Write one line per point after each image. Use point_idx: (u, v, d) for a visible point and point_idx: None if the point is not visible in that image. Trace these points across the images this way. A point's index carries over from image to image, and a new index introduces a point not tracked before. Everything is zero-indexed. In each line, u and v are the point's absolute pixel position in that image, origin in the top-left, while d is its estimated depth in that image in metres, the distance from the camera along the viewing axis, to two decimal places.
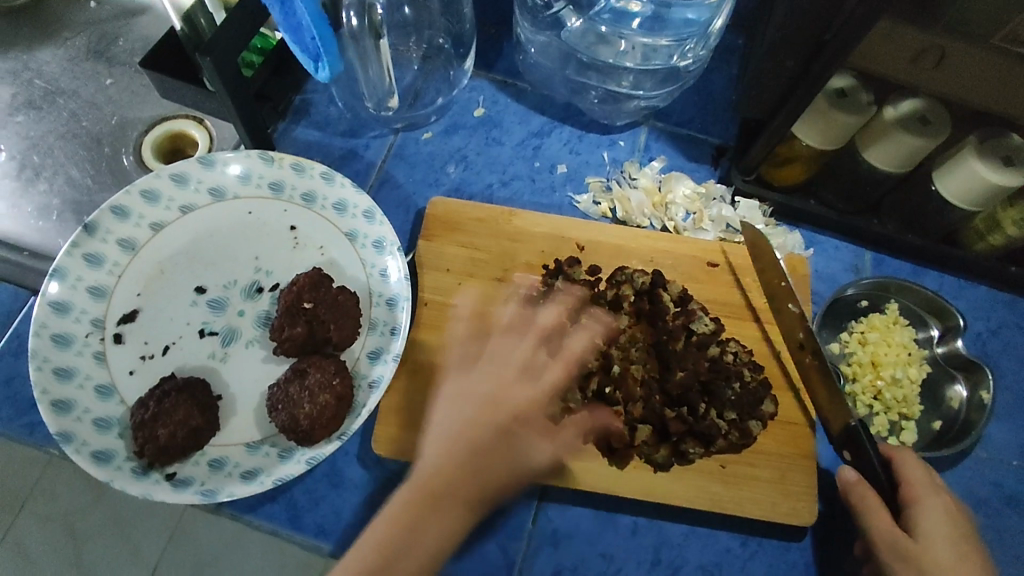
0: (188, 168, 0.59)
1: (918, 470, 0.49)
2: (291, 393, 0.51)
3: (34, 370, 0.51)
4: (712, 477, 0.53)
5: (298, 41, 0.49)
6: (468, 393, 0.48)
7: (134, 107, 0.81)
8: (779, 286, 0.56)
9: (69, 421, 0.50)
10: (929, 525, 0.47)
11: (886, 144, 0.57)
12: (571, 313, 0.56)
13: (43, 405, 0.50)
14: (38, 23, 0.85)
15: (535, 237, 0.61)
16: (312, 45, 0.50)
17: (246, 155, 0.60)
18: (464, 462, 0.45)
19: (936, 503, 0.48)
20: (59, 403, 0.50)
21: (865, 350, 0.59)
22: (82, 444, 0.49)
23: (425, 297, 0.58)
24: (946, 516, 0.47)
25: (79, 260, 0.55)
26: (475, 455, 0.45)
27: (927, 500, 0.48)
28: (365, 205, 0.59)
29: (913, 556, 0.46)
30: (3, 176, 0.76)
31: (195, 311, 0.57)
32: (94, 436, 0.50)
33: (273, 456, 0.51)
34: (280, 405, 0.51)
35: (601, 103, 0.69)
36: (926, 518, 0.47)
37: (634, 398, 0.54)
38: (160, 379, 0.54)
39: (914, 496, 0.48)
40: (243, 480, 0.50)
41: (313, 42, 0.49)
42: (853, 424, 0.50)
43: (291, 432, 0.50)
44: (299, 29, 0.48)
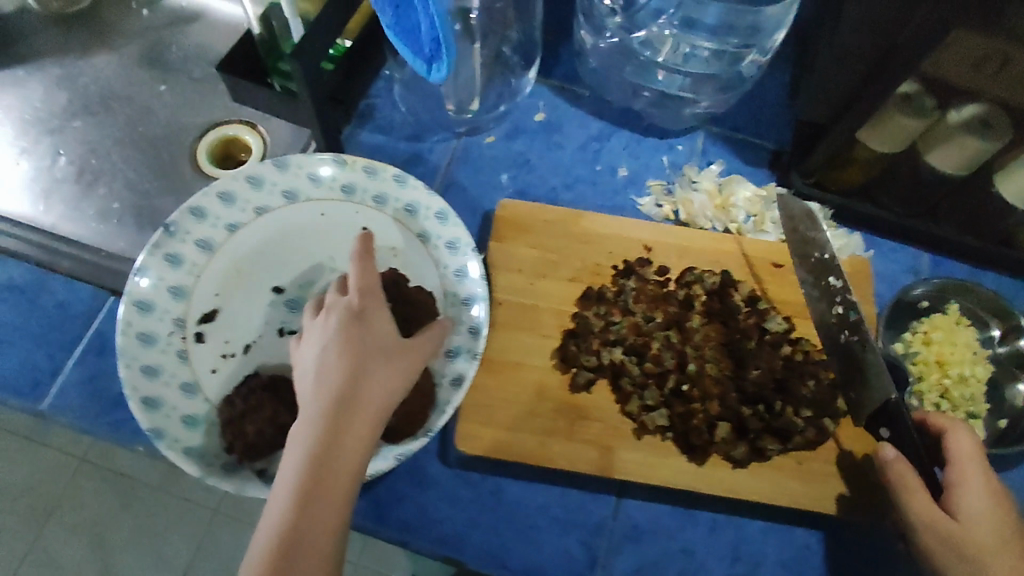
0: (263, 170, 0.60)
1: (972, 455, 0.48)
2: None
3: (123, 368, 0.52)
4: (788, 473, 0.54)
5: (411, 43, 0.52)
6: (344, 310, 0.45)
7: (189, 113, 0.82)
8: (816, 261, 0.57)
9: (159, 418, 0.51)
10: (971, 508, 0.46)
11: (947, 147, 0.58)
12: (646, 312, 0.57)
13: (135, 403, 0.51)
14: (91, 30, 0.86)
15: (604, 239, 0.62)
16: (424, 49, 0.51)
17: (319, 157, 0.61)
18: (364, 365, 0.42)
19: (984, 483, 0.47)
20: (148, 401, 0.51)
21: (929, 349, 0.60)
22: (173, 441, 0.51)
23: (499, 297, 0.59)
24: (991, 498, 0.47)
25: (160, 260, 0.56)
26: (359, 363, 0.42)
27: (972, 480, 0.47)
28: (437, 207, 0.60)
29: (955, 539, 0.45)
30: (63, 180, 0.77)
31: (274, 310, 0.58)
32: (183, 433, 0.51)
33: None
34: None
35: (661, 109, 0.70)
36: (971, 501, 0.46)
37: (710, 396, 0.54)
38: (243, 377, 0.55)
39: (961, 475, 0.48)
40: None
41: (427, 44, 0.50)
42: (895, 396, 0.49)
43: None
44: (415, 32, 0.50)
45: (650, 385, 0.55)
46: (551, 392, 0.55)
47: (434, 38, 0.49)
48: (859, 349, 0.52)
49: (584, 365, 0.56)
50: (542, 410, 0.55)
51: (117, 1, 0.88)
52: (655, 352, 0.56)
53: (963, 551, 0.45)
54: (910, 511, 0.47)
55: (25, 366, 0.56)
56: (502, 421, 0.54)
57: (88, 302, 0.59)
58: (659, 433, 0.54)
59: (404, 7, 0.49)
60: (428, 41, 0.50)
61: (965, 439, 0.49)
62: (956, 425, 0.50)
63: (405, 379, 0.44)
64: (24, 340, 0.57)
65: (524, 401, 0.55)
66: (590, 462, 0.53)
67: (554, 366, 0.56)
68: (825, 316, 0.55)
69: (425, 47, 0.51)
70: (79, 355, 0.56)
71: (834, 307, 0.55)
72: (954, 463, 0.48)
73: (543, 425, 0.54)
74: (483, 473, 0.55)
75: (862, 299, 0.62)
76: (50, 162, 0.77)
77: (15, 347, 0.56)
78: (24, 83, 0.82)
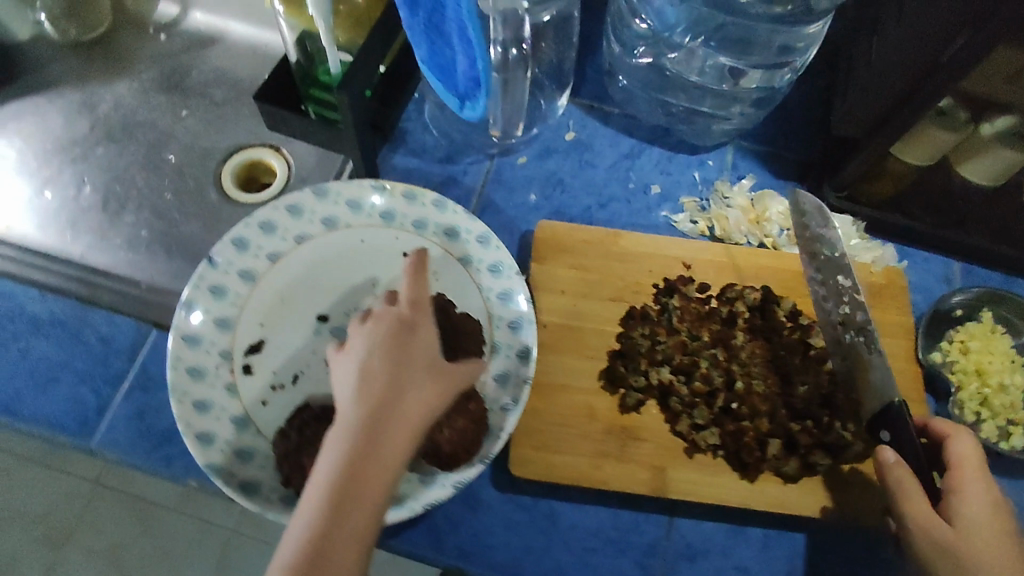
0: (302, 199, 0.60)
1: (973, 463, 0.48)
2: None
3: (176, 404, 0.52)
4: (840, 487, 0.54)
5: (445, 82, 0.57)
6: (394, 319, 0.43)
7: (213, 138, 0.81)
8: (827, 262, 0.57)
9: (215, 453, 0.51)
10: (969, 515, 0.45)
11: (982, 158, 0.59)
12: (691, 330, 0.58)
13: (189, 439, 0.51)
14: (109, 56, 0.85)
15: (642, 258, 0.62)
16: (460, 86, 0.56)
17: (358, 184, 0.61)
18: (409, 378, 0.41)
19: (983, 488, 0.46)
20: (202, 436, 0.51)
21: (968, 358, 0.61)
22: (229, 476, 0.50)
23: (543, 319, 0.59)
24: (992, 506, 0.46)
25: (204, 293, 0.56)
26: (401, 373, 0.40)
27: (971, 485, 0.46)
28: (478, 231, 0.60)
29: (951, 546, 0.44)
30: (89, 209, 0.75)
31: (319, 339, 0.58)
32: (238, 467, 0.51)
33: (415, 482, 0.51)
34: None
35: (691, 126, 0.70)
36: (971, 507, 0.45)
37: (760, 413, 0.55)
38: (293, 408, 0.55)
39: (960, 480, 0.47)
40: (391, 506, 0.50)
41: (461, 84, 0.56)
42: (897, 402, 0.50)
43: (432, 457, 0.51)
44: (448, 73, 0.56)
45: (699, 404, 0.55)
46: (601, 414, 0.56)
47: (472, 77, 0.54)
48: (864, 350, 0.53)
49: (632, 386, 0.56)
50: (594, 432, 0.55)
51: (134, 27, 0.87)
52: (703, 371, 0.56)
53: (961, 559, 0.43)
54: (906, 514, 0.46)
55: (72, 404, 0.55)
56: (555, 444, 0.55)
57: (133, 336, 0.59)
58: (710, 451, 0.55)
59: (441, 45, 0.53)
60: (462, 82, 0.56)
61: (967, 445, 0.48)
62: (960, 430, 0.50)
63: (445, 395, 0.42)
64: (69, 377, 0.56)
65: (575, 423, 0.55)
66: (644, 483, 0.54)
67: (602, 387, 0.57)
68: (830, 318, 0.57)
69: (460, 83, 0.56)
70: (125, 391, 0.56)
71: (840, 307, 0.56)
72: (953, 469, 0.48)
73: (595, 446, 0.55)
74: (536, 497, 0.55)
75: (899, 310, 0.63)
76: (75, 191, 0.76)
77: (61, 385, 0.56)
78: (44, 112, 0.81)
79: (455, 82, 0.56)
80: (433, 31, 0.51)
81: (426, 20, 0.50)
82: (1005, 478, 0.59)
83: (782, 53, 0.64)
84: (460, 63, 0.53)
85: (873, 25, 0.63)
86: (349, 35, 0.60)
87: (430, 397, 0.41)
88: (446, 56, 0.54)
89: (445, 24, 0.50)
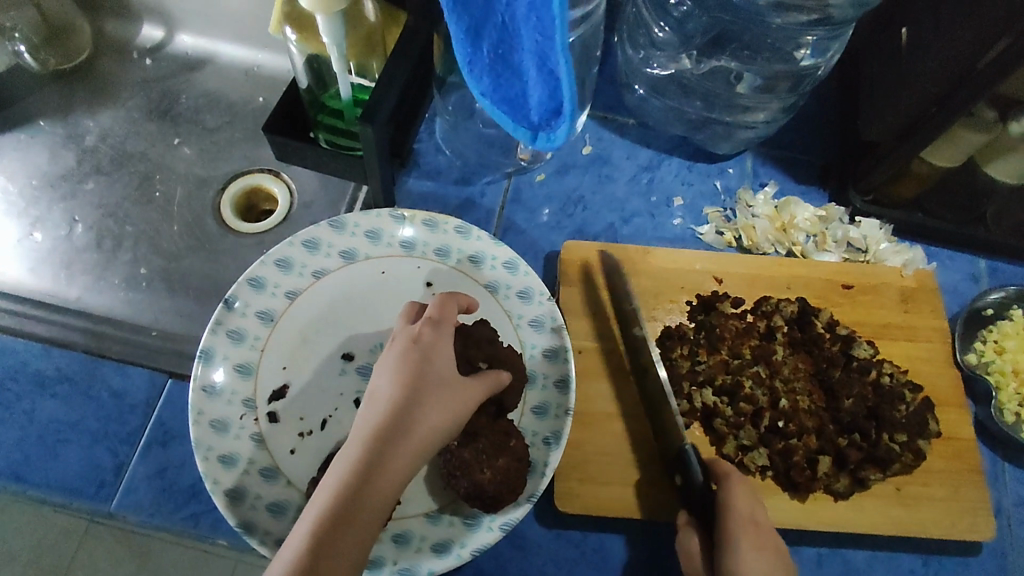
0: (319, 232, 0.57)
1: (746, 510, 0.45)
2: (467, 457, 0.48)
3: (201, 460, 0.49)
4: (890, 500, 0.53)
5: (516, 117, 0.48)
6: (414, 337, 0.43)
7: (209, 165, 0.78)
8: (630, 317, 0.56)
9: (246, 510, 0.48)
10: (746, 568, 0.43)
11: (1011, 158, 0.59)
12: (733, 346, 0.57)
13: (219, 498, 0.48)
14: (92, 85, 0.81)
15: (672, 274, 0.60)
16: (533, 119, 0.47)
17: (376, 214, 0.58)
18: (416, 399, 0.40)
19: (743, 541, 0.44)
20: (231, 493, 0.48)
21: (1004, 358, 0.60)
22: (264, 534, 0.47)
23: (577, 344, 0.57)
24: (764, 555, 0.44)
25: (223, 338, 0.53)
26: (411, 395, 0.40)
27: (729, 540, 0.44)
28: (505, 256, 0.58)
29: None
30: (82, 248, 0.71)
31: (346, 379, 0.55)
32: (272, 523, 0.48)
33: (459, 525, 0.49)
34: (458, 472, 0.48)
35: (713, 135, 0.68)
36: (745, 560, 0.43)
37: (807, 430, 0.54)
38: (325, 455, 0.52)
39: (726, 533, 0.45)
40: (437, 554, 0.48)
41: (536, 115, 0.46)
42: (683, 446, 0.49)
43: (476, 498, 0.48)
44: (517, 104, 0.47)
45: (745, 424, 0.54)
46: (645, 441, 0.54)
47: (547, 106, 0.45)
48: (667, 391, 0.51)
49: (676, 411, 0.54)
50: (639, 460, 0.53)
51: (117, 53, 0.83)
52: (748, 390, 0.54)
53: None
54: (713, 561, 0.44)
55: (86, 466, 0.52)
56: (601, 476, 0.53)
57: (147, 387, 0.55)
58: (758, 472, 0.53)
59: (507, 77, 0.45)
60: (536, 112, 0.46)
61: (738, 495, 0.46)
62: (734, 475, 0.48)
63: (455, 417, 0.41)
64: (81, 437, 0.53)
65: (619, 452, 0.53)
66: None
67: (643, 413, 0.55)
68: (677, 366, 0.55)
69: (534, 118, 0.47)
70: (143, 448, 0.53)
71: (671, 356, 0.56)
72: (721, 515, 0.45)
73: (641, 475, 0.53)
74: (584, 531, 0.53)
75: (933, 313, 0.61)
76: (67, 231, 0.72)
77: (73, 446, 0.53)
78: (27, 148, 0.77)
79: (529, 115, 0.47)
80: (499, 61, 0.44)
81: (492, 48, 0.43)
82: None
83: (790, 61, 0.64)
84: (534, 93, 0.45)
85: (893, 28, 0.63)
86: (361, 56, 0.56)
87: (436, 418, 0.40)
88: (518, 87, 0.45)
89: (514, 54, 0.43)
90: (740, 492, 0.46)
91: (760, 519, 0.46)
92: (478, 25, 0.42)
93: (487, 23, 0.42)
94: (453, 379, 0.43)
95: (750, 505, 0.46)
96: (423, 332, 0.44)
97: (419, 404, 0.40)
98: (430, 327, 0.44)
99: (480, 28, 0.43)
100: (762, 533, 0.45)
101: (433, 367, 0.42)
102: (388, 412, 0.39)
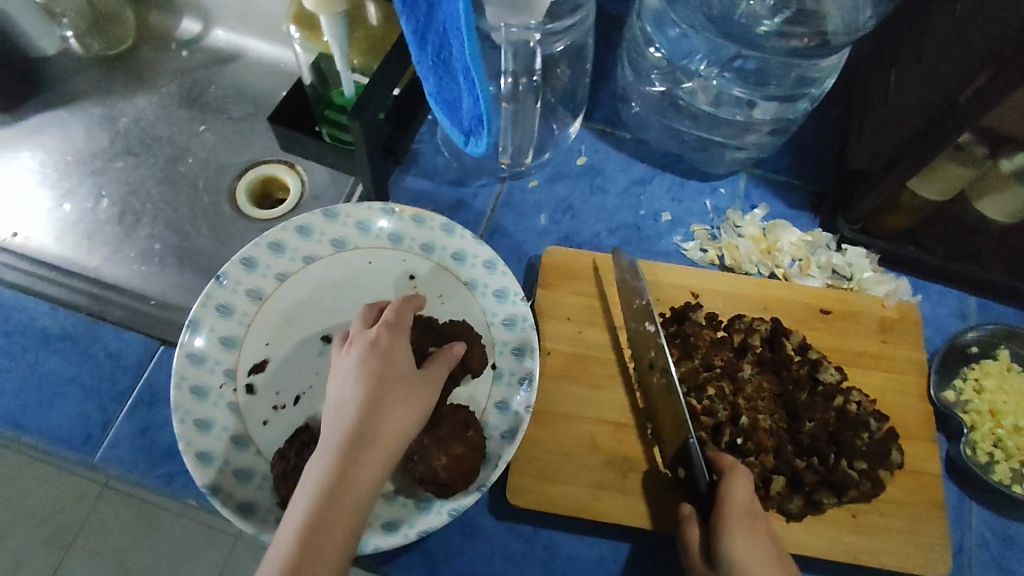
0: (312, 219, 0.60)
1: (746, 497, 0.46)
2: (426, 443, 0.50)
3: (178, 422, 0.52)
4: (843, 527, 0.54)
5: (454, 116, 0.52)
6: (372, 343, 0.44)
7: (228, 153, 0.82)
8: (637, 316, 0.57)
9: (213, 472, 0.51)
10: (742, 551, 0.43)
11: (1001, 195, 0.58)
12: (705, 357, 0.57)
13: (189, 458, 0.50)
14: (130, 71, 0.87)
15: (652, 286, 0.62)
16: (464, 123, 0.51)
17: (368, 207, 0.61)
18: (381, 400, 0.41)
19: (742, 530, 0.44)
20: (201, 455, 0.51)
21: (982, 397, 0.60)
22: (228, 497, 0.50)
23: (547, 345, 0.59)
24: (766, 541, 0.44)
25: (211, 311, 0.56)
26: (374, 399, 0.41)
27: (729, 526, 0.44)
28: (486, 256, 0.60)
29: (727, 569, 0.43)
30: (104, 221, 0.76)
31: (323, 360, 0.58)
32: (236, 488, 0.51)
33: (411, 507, 0.51)
34: (415, 455, 0.50)
35: (702, 153, 0.70)
36: (743, 543, 0.43)
37: (765, 449, 0.54)
38: (294, 429, 0.55)
39: (725, 520, 0.45)
40: (386, 531, 0.50)
41: (467, 122, 0.51)
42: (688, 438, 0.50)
43: (430, 483, 0.49)
44: (455, 107, 0.51)
45: (707, 441, 0.54)
46: (602, 444, 0.55)
47: (474, 122, 0.50)
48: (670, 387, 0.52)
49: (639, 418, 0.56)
50: (594, 463, 0.55)
51: (156, 42, 0.89)
52: (708, 404, 0.55)
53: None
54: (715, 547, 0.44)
55: (77, 419, 0.57)
56: (556, 475, 0.54)
57: (140, 351, 0.60)
58: None
59: (448, 81, 0.48)
60: (468, 119, 0.51)
61: (741, 484, 0.47)
62: (738, 468, 0.48)
63: (417, 407, 0.43)
64: (76, 393, 0.58)
65: (576, 453, 0.55)
66: (645, 518, 0.53)
67: (603, 418, 0.56)
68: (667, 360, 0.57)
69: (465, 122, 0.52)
70: (129, 408, 0.57)
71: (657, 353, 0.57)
72: (722, 504, 0.46)
73: (594, 477, 0.54)
74: (535, 526, 0.55)
75: (912, 345, 0.61)
76: (93, 205, 0.77)
77: (67, 399, 0.57)
78: (66, 126, 0.82)
79: (462, 120, 0.51)
80: (439, 64, 0.47)
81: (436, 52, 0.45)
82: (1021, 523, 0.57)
83: (798, 85, 0.64)
84: (464, 103, 0.49)
85: (889, 59, 0.63)
86: (362, 59, 0.61)
87: (402, 416, 0.41)
88: (455, 92, 0.49)
89: (453, 62, 0.46)
90: (745, 484, 0.47)
91: (758, 509, 0.46)
92: (422, 31, 0.45)
93: (428, 27, 0.44)
94: (413, 376, 0.44)
95: (750, 497, 0.46)
96: (380, 336, 0.45)
97: (386, 406, 0.41)
98: (387, 331, 0.45)
99: (424, 32, 0.45)
100: (760, 523, 0.45)
101: (393, 369, 0.43)
102: (351, 419, 0.40)
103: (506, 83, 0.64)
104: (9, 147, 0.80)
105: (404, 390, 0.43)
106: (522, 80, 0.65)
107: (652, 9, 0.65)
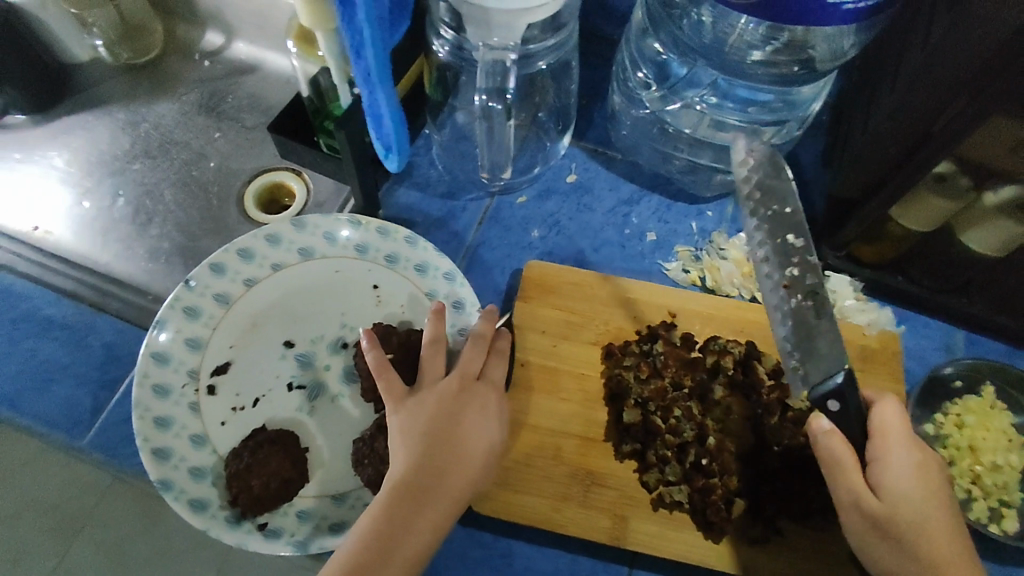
0: (281, 229, 0.63)
1: (898, 429, 0.48)
2: (377, 448, 0.55)
3: (137, 418, 0.54)
4: (807, 556, 0.53)
5: (377, 131, 0.55)
6: (443, 393, 0.50)
7: (239, 158, 0.85)
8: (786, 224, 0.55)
9: (168, 469, 0.53)
10: (898, 483, 0.46)
11: (987, 228, 0.57)
12: (675, 377, 0.58)
13: (146, 454, 0.53)
14: (156, 79, 0.91)
15: (629, 303, 0.62)
16: (385, 137, 0.56)
17: (336, 219, 0.64)
18: (448, 454, 0.47)
19: (910, 457, 0.47)
20: (159, 452, 0.53)
21: (961, 433, 0.58)
22: (180, 492, 0.52)
23: (520, 357, 0.60)
24: (918, 473, 0.47)
25: (179, 313, 0.59)
26: (449, 447, 0.47)
27: (895, 455, 0.47)
28: (446, 268, 0.62)
29: (891, 511, 0.45)
30: (119, 219, 0.79)
31: (284, 363, 0.60)
32: (190, 485, 0.53)
33: (359, 509, 0.54)
34: (366, 460, 0.55)
35: (689, 176, 0.71)
36: (897, 477, 0.46)
37: (728, 471, 0.54)
38: (249, 430, 0.57)
39: (881, 451, 0.47)
40: (332, 532, 0.52)
41: (388, 136, 0.56)
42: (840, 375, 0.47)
43: (376, 486, 0.54)
44: (379, 123, 0.55)
45: (671, 460, 0.54)
46: (567, 457, 0.56)
47: (394, 130, 0.54)
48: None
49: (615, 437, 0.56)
50: (558, 475, 0.55)
51: (183, 52, 0.93)
52: (674, 422, 0.55)
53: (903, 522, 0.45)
54: (882, 482, 0.46)
55: (70, 403, 0.60)
56: (518, 484, 0.55)
57: (134, 343, 0.63)
58: (675, 507, 0.54)
59: (376, 98, 0.52)
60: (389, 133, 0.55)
61: (892, 415, 0.49)
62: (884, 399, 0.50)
63: (486, 454, 0.49)
64: (72, 378, 0.61)
65: (540, 464, 0.56)
66: (603, 532, 0.53)
67: (569, 430, 0.57)
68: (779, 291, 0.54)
69: (388, 135, 0.56)
70: (118, 396, 0.60)
71: (785, 269, 0.54)
72: (877, 437, 0.48)
73: (557, 489, 0.55)
74: (495, 534, 0.55)
75: (891, 376, 0.60)
76: (109, 203, 0.81)
77: (63, 384, 0.61)
78: (92, 128, 0.87)
79: (388, 134, 0.55)
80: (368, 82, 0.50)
81: (365, 70, 0.49)
82: (995, 562, 0.56)
83: (791, 109, 0.66)
84: (386, 114, 0.53)
85: (874, 88, 0.63)
86: None
87: (465, 471, 0.47)
88: (380, 107, 0.53)
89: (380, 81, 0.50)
90: (894, 414, 0.49)
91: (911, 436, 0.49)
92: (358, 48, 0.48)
93: (360, 44, 0.48)
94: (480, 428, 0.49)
95: (902, 425, 0.49)
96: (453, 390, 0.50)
97: (449, 461, 0.47)
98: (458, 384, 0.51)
99: (359, 49, 0.48)
100: (916, 450, 0.48)
101: (459, 425, 0.49)
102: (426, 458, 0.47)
103: (481, 101, 0.60)
104: (40, 147, 0.85)
105: (469, 445, 0.48)
106: (494, 100, 0.60)
107: (636, 40, 0.68)
